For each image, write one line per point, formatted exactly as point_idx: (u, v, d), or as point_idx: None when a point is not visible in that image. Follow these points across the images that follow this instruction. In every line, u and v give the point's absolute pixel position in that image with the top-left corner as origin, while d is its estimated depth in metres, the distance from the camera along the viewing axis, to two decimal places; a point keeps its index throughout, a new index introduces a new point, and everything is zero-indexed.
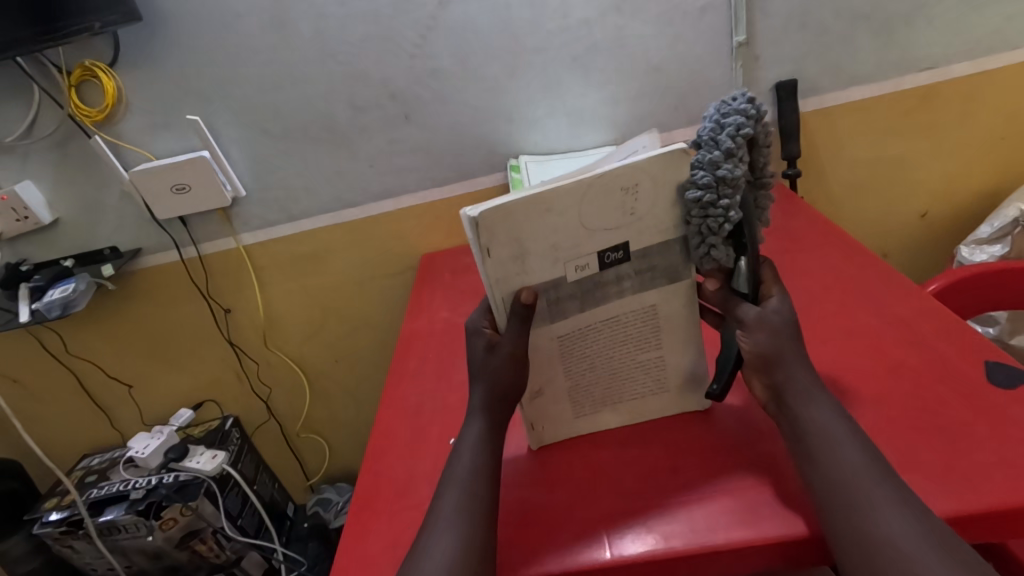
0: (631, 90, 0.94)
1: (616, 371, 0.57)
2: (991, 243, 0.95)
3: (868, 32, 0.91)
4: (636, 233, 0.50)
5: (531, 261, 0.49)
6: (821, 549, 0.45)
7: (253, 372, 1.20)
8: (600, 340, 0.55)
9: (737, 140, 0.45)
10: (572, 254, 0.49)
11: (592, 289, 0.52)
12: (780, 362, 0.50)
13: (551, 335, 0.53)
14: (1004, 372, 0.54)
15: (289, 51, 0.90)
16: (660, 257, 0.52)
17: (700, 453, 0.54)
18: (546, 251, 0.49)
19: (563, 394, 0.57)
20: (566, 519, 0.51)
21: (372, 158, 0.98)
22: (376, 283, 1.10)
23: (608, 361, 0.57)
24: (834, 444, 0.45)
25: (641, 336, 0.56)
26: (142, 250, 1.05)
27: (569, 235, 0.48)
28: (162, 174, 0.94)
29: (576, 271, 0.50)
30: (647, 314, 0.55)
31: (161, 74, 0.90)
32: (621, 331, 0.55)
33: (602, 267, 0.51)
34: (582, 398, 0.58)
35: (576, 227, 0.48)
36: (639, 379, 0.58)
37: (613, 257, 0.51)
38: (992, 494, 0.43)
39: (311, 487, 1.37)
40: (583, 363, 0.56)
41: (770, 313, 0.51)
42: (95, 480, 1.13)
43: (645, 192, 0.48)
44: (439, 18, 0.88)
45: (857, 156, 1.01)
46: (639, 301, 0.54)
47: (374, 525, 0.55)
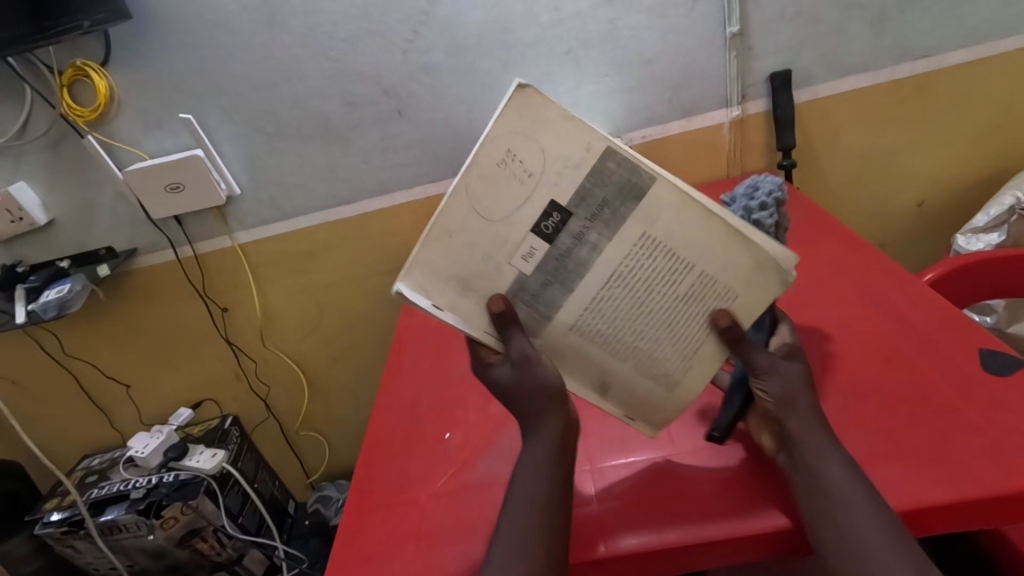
0: (626, 82, 0.94)
1: (665, 323, 0.51)
2: (988, 232, 0.95)
3: (863, 20, 0.91)
4: (552, 187, 0.47)
5: (466, 305, 0.50)
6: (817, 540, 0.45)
7: (251, 370, 1.20)
8: (609, 299, 0.50)
9: (771, 199, 0.60)
10: (506, 249, 0.49)
11: (562, 260, 0.50)
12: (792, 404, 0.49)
13: (557, 332, 0.52)
14: (998, 359, 0.54)
15: (279, 48, 0.89)
16: (601, 188, 0.48)
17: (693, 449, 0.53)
18: (481, 265, 0.49)
19: (631, 372, 0.52)
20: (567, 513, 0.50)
21: (366, 155, 0.98)
22: (373, 279, 1.10)
23: (649, 312, 0.50)
24: (850, 499, 0.43)
25: (659, 274, 0.50)
26: (138, 250, 1.05)
27: (490, 240, 0.49)
28: (157, 173, 0.94)
29: (524, 262, 0.50)
30: (641, 242, 0.49)
31: (153, 74, 0.90)
32: (629, 280, 0.50)
33: (551, 240, 0.49)
34: (641, 362, 0.52)
35: (486, 227, 0.48)
36: (687, 323, 0.51)
37: (557, 227, 0.49)
38: (987, 481, 0.44)
39: (312, 485, 1.37)
40: (609, 345, 0.51)
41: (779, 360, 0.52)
42: (95, 480, 1.14)
43: (495, 152, 0.46)
44: (431, 12, 0.88)
45: (853, 147, 1.01)
46: (618, 244, 0.49)
47: (371, 520, 0.55)
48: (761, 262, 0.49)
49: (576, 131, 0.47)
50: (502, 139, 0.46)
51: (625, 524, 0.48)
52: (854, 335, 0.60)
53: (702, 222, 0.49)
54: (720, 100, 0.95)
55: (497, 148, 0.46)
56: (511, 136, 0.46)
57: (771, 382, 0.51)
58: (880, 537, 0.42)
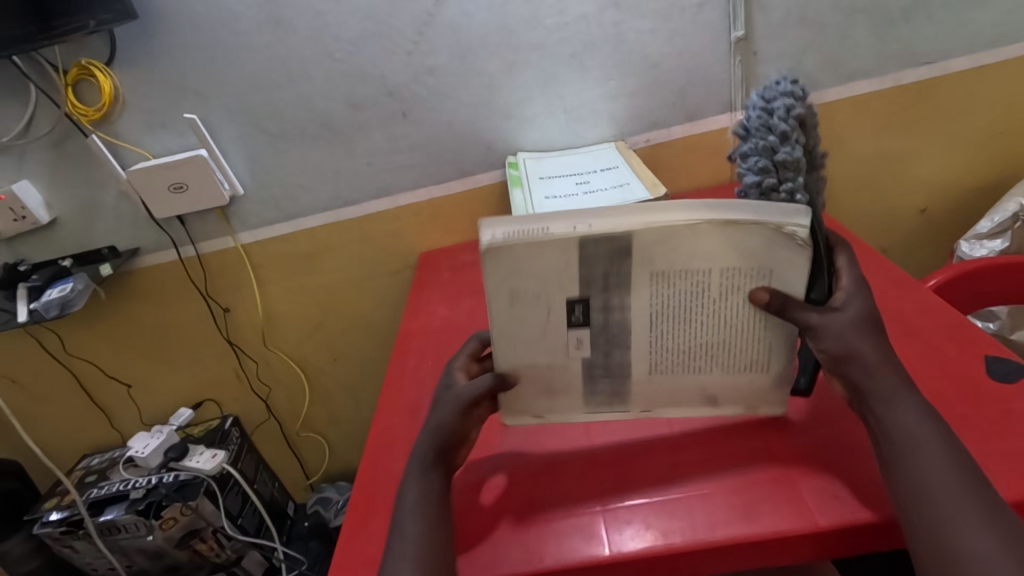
0: (630, 86, 0.94)
1: (728, 322, 0.50)
2: (991, 238, 0.95)
3: (867, 26, 0.91)
4: (562, 287, 0.49)
5: (560, 399, 0.56)
6: (824, 546, 0.45)
7: (253, 371, 1.20)
8: (664, 339, 0.51)
9: (789, 120, 0.49)
10: (560, 347, 0.52)
11: (604, 329, 0.51)
12: (853, 361, 0.47)
13: (645, 383, 0.54)
14: (1004, 366, 0.53)
15: (285, 49, 0.89)
16: (604, 264, 0.48)
17: (699, 452, 0.53)
18: (546, 369, 0.54)
19: (727, 380, 0.53)
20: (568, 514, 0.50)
21: (370, 156, 0.98)
22: (375, 280, 1.10)
23: (707, 321, 0.51)
24: (919, 445, 0.43)
25: (688, 292, 0.49)
26: (141, 249, 1.04)
27: (545, 349, 0.53)
28: (161, 172, 0.94)
29: (578, 351, 0.53)
30: (654, 280, 0.49)
31: (158, 73, 0.90)
32: (664, 313, 0.50)
33: (587, 324, 0.51)
34: (726, 356, 0.52)
35: (540, 341, 0.52)
36: (748, 313, 0.50)
37: (584, 312, 0.51)
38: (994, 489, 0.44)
39: (311, 486, 1.37)
40: (692, 367, 0.53)
41: (835, 311, 0.49)
42: (95, 480, 1.13)
43: (500, 298, 0.50)
44: (437, 15, 0.88)
45: (856, 152, 1.01)
46: (641, 286, 0.49)
47: (374, 522, 0.55)
48: (774, 233, 0.46)
49: (550, 248, 0.47)
50: (497, 286, 0.50)
51: (630, 525, 0.48)
52: None
53: (703, 232, 0.47)
54: (724, 105, 0.96)
55: (498, 296, 0.50)
56: (504, 282, 0.49)
57: (825, 340, 0.48)
58: (951, 480, 0.41)
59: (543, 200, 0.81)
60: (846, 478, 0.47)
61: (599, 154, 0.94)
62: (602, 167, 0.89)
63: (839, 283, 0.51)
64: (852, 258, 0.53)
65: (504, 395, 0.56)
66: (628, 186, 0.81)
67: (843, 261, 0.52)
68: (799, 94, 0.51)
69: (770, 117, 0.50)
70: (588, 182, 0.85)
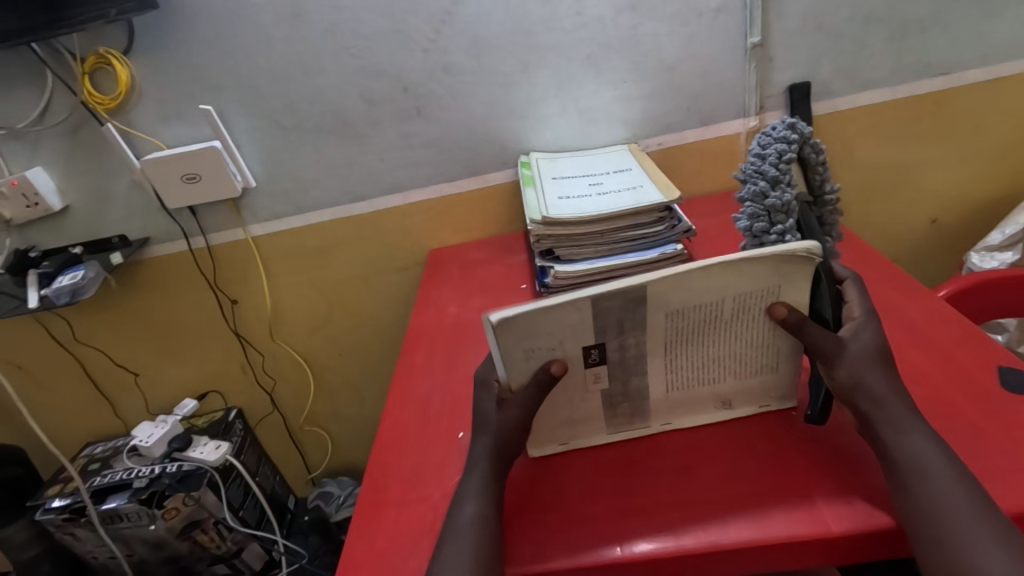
0: (644, 89, 0.94)
1: (741, 334, 0.53)
2: (1003, 250, 0.95)
3: (883, 35, 0.91)
4: (576, 334, 0.51)
5: (582, 426, 0.56)
6: (833, 552, 0.45)
7: (258, 364, 1.20)
8: (678, 360, 0.54)
9: (780, 166, 0.52)
10: (581, 383, 0.54)
11: (622, 361, 0.53)
12: (864, 392, 0.48)
13: (663, 403, 0.56)
14: (1017, 376, 0.53)
15: (302, 42, 0.90)
16: (621, 312, 0.50)
17: (709, 456, 0.53)
18: (568, 404, 0.55)
19: (740, 387, 0.56)
20: (574, 511, 0.51)
21: (383, 152, 0.98)
22: (384, 276, 1.10)
23: (713, 336, 0.53)
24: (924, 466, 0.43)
25: (698, 317, 0.51)
26: (151, 239, 1.05)
27: (570, 388, 0.54)
28: (174, 162, 0.94)
29: (597, 385, 0.54)
30: (668, 318, 0.51)
31: (174, 63, 0.90)
32: (676, 339, 0.53)
33: (604, 362, 0.53)
34: (738, 364, 0.55)
35: (566, 384, 0.54)
36: (757, 328, 0.53)
37: (599, 353, 0.52)
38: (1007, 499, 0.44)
39: (313, 481, 1.37)
40: (706, 380, 0.55)
41: (849, 342, 0.50)
42: (98, 468, 1.13)
43: (516, 356, 0.51)
44: (454, 13, 0.88)
45: (868, 160, 1.01)
46: (656, 323, 0.51)
47: (383, 516, 0.55)
48: (785, 259, 0.48)
49: (562, 311, 0.49)
50: (512, 351, 0.50)
51: (642, 529, 0.48)
52: None
53: (713, 272, 0.49)
54: (738, 110, 0.96)
55: (512, 359, 0.51)
56: (518, 343, 0.50)
57: (838, 369, 0.49)
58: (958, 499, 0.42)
59: (556, 200, 0.81)
60: (858, 485, 0.48)
61: (612, 155, 0.95)
62: (616, 169, 0.89)
63: (851, 311, 0.52)
64: (863, 291, 0.54)
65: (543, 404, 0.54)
66: (642, 188, 0.81)
67: (852, 294, 0.54)
68: (795, 139, 0.54)
69: (764, 163, 0.53)
70: (601, 183, 0.85)
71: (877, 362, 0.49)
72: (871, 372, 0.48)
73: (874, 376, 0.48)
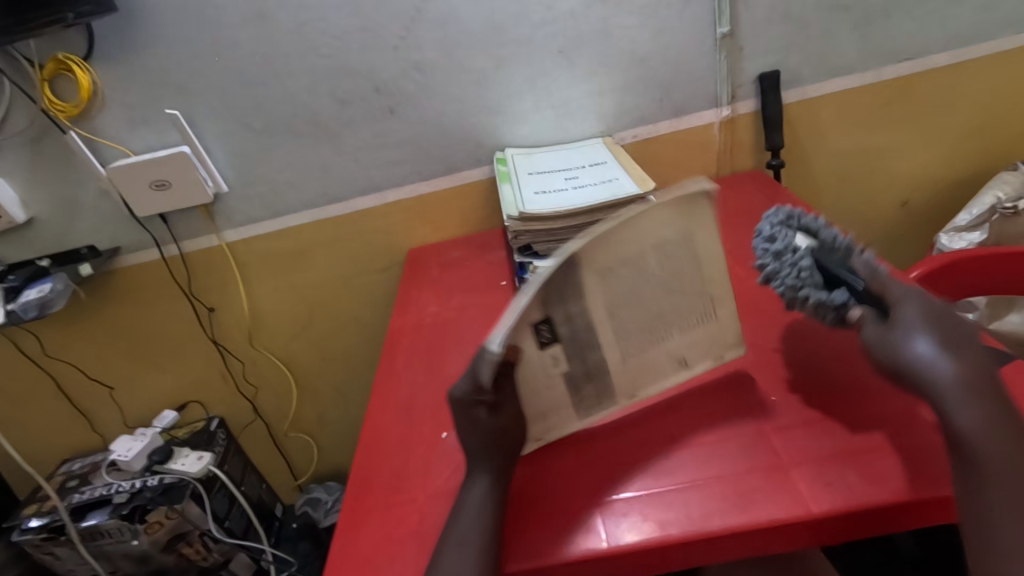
0: (616, 82, 0.94)
1: (674, 286, 0.58)
2: (970, 231, 0.97)
3: (849, 23, 0.92)
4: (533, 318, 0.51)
5: (553, 417, 0.56)
6: (805, 535, 0.46)
7: (239, 372, 1.18)
8: (624, 324, 0.57)
9: (784, 246, 0.56)
10: (541, 368, 0.55)
11: (573, 336, 0.54)
12: (944, 377, 0.43)
13: (621, 371, 0.57)
14: (986, 353, 0.55)
15: (268, 43, 0.88)
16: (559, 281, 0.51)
17: (685, 445, 0.53)
18: (538, 395, 0.55)
19: (678, 339, 0.59)
20: (556, 506, 0.51)
21: (357, 152, 0.97)
22: (365, 277, 1.09)
23: (653, 293, 0.57)
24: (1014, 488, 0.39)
25: (631, 270, 0.55)
26: (122, 248, 1.02)
27: (536, 376, 0.55)
28: (142, 169, 0.92)
29: (558, 368, 0.55)
30: (602, 278, 0.54)
31: (138, 68, 0.88)
32: (615, 299, 0.55)
33: (555, 338, 0.54)
34: (675, 316, 0.59)
35: (532, 373, 0.54)
36: (683, 267, 0.57)
37: (550, 330, 0.53)
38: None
39: (300, 487, 1.36)
40: (655, 339, 0.58)
41: (896, 336, 0.46)
42: (77, 485, 1.11)
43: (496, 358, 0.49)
44: (423, 9, 0.87)
45: (838, 147, 1.03)
46: (597, 283, 0.53)
47: (368, 520, 0.55)
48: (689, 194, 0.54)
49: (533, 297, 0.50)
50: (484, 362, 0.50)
51: (631, 518, 0.48)
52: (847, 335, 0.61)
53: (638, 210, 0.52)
54: (710, 100, 0.96)
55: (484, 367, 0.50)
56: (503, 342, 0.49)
57: (884, 325, 0.47)
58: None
59: (532, 195, 0.80)
60: (843, 464, 0.48)
61: (587, 149, 0.95)
62: (591, 162, 0.89)
63: (896, 311, 0.48)
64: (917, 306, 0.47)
65: (524, 400, 0.55)
66: (617, 181, 0.81)
67: (905, 310, 0.47)
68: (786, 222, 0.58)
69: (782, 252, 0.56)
70: (576, 177, 0.85)
71: (942, 339, 0.45)
72: (920, 347, 0.45)
73: (966, 368, 0.43)
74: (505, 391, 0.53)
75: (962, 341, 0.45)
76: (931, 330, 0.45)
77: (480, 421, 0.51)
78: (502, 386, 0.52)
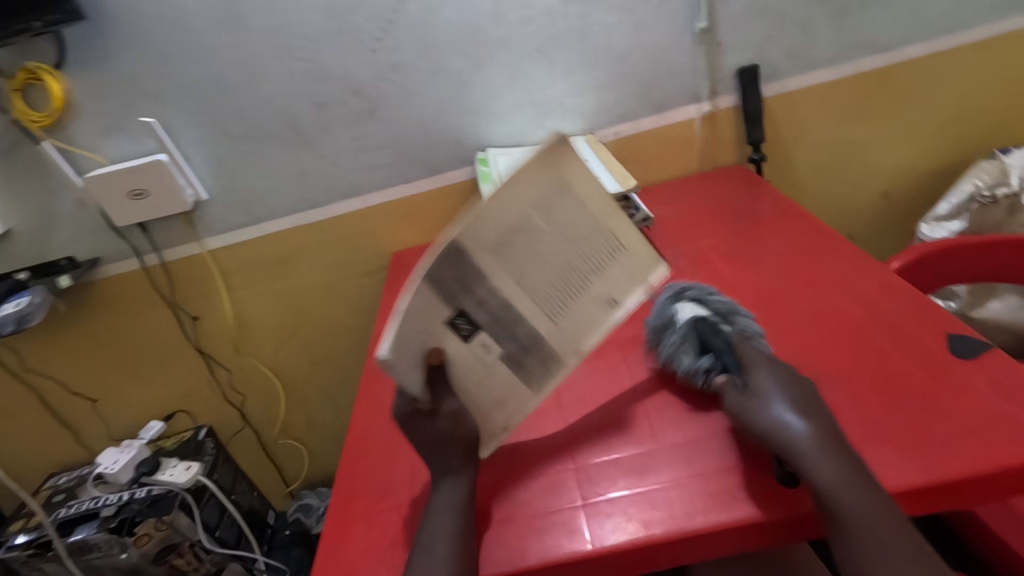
0: (596, 79, 0.94)
1: (574, 236, 0.55)
2: (950, 219, 0.98)
3: (826, 16, 0.93)
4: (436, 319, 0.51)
5: (511, 402, 0.56)
6: (770, 534, 0.46)
7: (225, 380, 1.17)
8: (540, 288, 0.55)
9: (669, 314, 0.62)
10: (474, 361, 0.54)
11: (494, 319, 0.54)
12: (793, 441, 0.46)
13: (557, 333, 0.56)
14: (964, 343, 0.55)
15: (243, 48, 0.87)
16: (450, 273, 0.51)
17: (647, 447, 0.53)
18: (481, 385, 0.55)
19: (601, 286, 0.57)
20: (523, 513, 0.51)
21: (338, 156, 0.96)
22: (350, 282, 1.08)
23: (557, 247, 0.54)
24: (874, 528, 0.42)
25: (526, 236, 0.52)
26: (101, 259, 1.01)
27: (470, 370, 0.54)
28: (118, 178, 0.91)
29: (492, 354, 0.55)
30: (498, 257, 0.52)
31: (111, 76, 0.87)
32: (522, 267, 0.53)
33: (479, 328, 0.53)
34: (589, 262, 0.56)
35: (465, 370, 0.54)
36: (582, 214, 0.54)
37: (468, 321, 0.53)
38: (914, 474, 0.46)
39: (292, 494, 1.35)
40: (578, 293, 0.57)
41: (750, 400, 0.50)
42: (62, 499, 1.10)
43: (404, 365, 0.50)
44: (400, 11, 0.87)
45: (819, 140, 1.03)
46: (491, 259, 0.52)
47: (353, 528, 0.54)
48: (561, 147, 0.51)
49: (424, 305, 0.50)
50: (407, 370, 0.51)
51: (611, 521, 0.48)
52: (828, 328, 0.61)
53: (510, 181, 0.50)
54: (690, 96, 0.96)
55: (411, 377, 0.51)
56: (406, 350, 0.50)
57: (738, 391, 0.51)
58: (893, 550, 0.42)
59: None
60: None
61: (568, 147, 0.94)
62: None
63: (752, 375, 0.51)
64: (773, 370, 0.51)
65: (465, 397, 0.55)
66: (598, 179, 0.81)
67: (762, 374, 0.51)
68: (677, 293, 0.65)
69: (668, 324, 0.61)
70: None
71: (793, 401, 0.49)
72: (768, 411, 0.48)
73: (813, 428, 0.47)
74: (442, 394, 0.53)
75: (807, 402, 0.49)
76: (784, 394, 0.49)
77: (422, 427, 0.52)
78: (438, 390, 0.53)
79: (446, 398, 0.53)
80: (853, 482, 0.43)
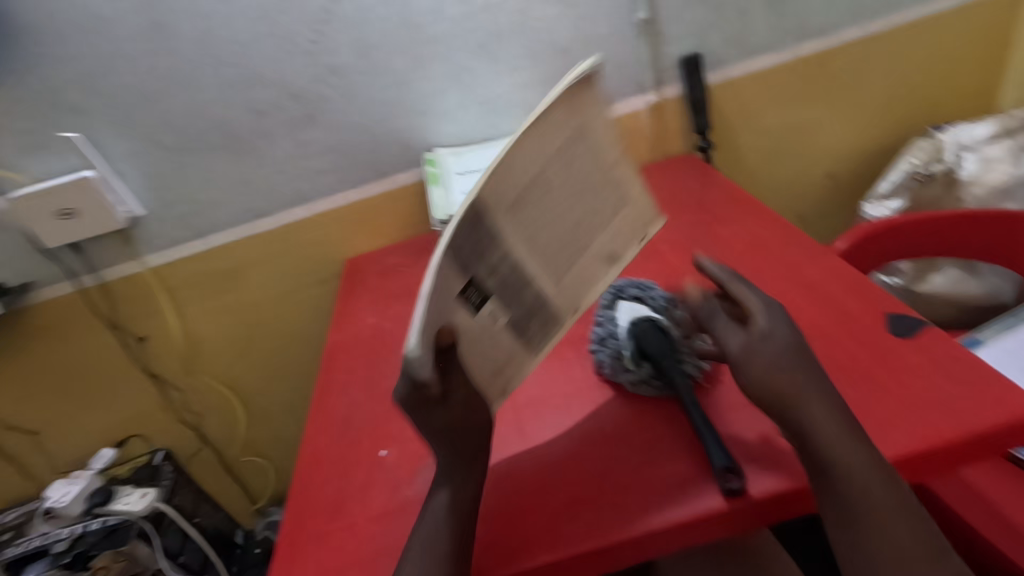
0: (541, 74, 0.93)
1: (583, 189, 0.53)
2: (890, 198, 1.01)
3: (762, 3, 0.94)
4: (450, 291, 0.47)
5: (510, 367, 0.53)
6: (730, 524, 0.47)
7: (179, 401, 1.13)
8: (548, 247, 0.52)
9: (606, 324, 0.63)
10: (481, 335, 0.50)
11: (503, 286, 0.50)
12: (809, 421, 0.47)
13: (561, 295, 0.54)
14: (903, 322, 0.57)
15: (170, 55, 0.83)
16: (464, 239, 0.47)
17: (610, 445, 0.54)
18: (489, 360, 0.51)
19: (604, 241, 0.56)
20: (515, 518, 0.50)
21: (280, 163, 0.93)
22: (303, 292, 1.05)
23: (567, 201, 0.52)
24: (876, 509, 0.44)
25: (541, 191, 0.50)
26: (33, 283, 0.96)
27: (480, 347, 0.50)
28: (44, 198, 0.86)
29: (500, 324, 0.51)
30: (514, 214, 0.49)
31: (27, 90, 0.82)
32: (536, 226, 0.51)
33: (486, 297, 0.50)
34: (593, 215, 0.55)
35: (474, 348, 0.50)
36: (588, 167, 0.53)
37: (477, 290, 0.50)
38: (896, 443, 0.47)
39: (260, 511, 1.31)
40: (582, 249, 0.55)
41: (760, 355, 0.50)
42: (10, 538, 1.04)
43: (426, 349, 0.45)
44: (333, 11, 0.84)
45: (764, 125, 1.04)
46: (507, 219, 0.49)
47: (307, 551, 0.53)
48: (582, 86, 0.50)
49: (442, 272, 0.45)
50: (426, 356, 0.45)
51: (594, 525, 0.48)
52: None
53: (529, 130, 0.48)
54: (636, 87, 0.96)
55: (428, 363, 0.45)
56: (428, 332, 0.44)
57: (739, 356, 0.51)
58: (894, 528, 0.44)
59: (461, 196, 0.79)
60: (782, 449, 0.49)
61: None
62: None
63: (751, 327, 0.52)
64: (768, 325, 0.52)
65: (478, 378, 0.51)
66: None
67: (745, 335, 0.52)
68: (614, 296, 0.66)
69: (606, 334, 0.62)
70: None
71: (796, 357, 0.49)
72: (781, 369, 0.49)
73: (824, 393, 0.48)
74: (453, 377, 0.49)
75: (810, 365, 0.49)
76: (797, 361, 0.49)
77: (432, 414, 0.49)
78: (452, 372, 0.48)
79: (459, 377, 0.49)
80: (866, 466, 0.45)
